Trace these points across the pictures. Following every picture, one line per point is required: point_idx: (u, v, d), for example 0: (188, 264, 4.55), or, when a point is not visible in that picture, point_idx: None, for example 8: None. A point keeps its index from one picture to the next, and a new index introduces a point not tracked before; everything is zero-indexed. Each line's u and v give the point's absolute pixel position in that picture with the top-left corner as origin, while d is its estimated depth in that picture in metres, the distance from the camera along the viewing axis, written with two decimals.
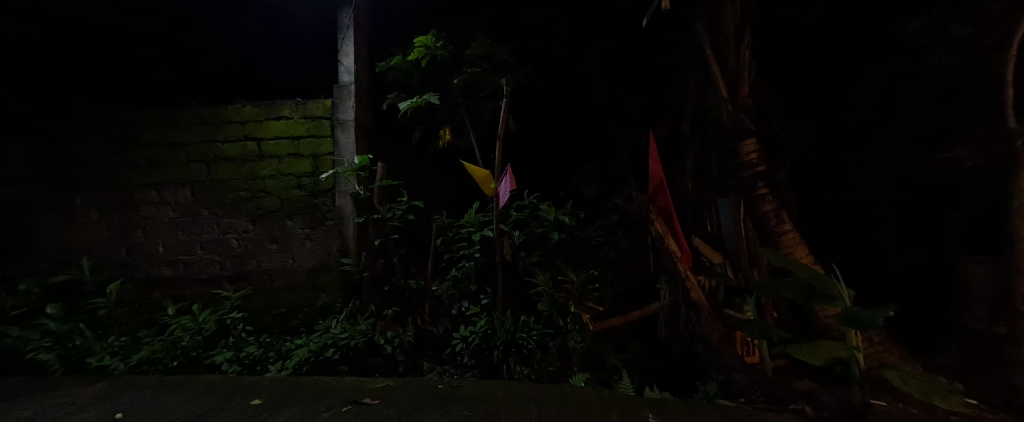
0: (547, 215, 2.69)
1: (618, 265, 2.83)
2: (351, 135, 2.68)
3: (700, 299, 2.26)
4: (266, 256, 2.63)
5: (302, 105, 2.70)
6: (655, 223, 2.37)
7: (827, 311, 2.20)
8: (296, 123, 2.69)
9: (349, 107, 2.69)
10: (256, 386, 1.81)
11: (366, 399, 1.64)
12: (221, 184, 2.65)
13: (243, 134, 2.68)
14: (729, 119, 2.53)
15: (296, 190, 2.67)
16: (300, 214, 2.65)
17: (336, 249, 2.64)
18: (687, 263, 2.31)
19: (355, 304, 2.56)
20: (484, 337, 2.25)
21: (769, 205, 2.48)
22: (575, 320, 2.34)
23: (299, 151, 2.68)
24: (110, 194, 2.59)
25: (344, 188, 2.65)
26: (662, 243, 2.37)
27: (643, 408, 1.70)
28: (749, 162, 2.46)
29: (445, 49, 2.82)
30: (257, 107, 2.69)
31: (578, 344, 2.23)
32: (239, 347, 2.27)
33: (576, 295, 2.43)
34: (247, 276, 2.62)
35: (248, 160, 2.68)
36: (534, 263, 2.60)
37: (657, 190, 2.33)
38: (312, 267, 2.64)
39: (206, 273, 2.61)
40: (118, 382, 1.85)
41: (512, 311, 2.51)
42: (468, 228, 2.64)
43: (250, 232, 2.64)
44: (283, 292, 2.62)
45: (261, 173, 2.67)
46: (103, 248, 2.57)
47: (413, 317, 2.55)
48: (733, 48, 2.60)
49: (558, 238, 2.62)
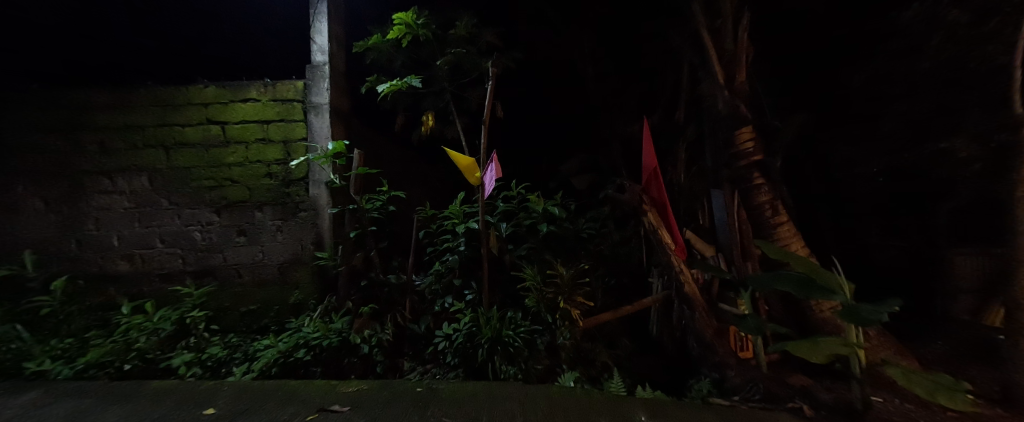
0: (536, 206, 2.55)
1: (609, 258, 2.70)
2: (325, 119, 2.49)
3: (694, 293, 2.17)
4: (232, 250, 2.44)
5: (271, 87, 2.49)
6: (649, 214, 2.23)
7: (823, 305, 2.09)
8: (264, 107, 2.49)
9: (323, 89, 2.50)
10: (213, 392, 1.64)
11: (335, 406, 1.49)
12: (183, 172, 2.44)
13: (206, 117, 2.46)
14: (726, 106, 2.43)
15: (266, 179, 2.47)
16: (271, 204, 2.46)
17: (310, 242, 2.47)
18: (681, 256, 2.21)
19: (330, 301, 2.38)
20: (469, 335, 2.12)
21: (765, 196, 2.41)
22: (564, 316, 2.24)
23: (268, 136, 2.48)
24: (58, 183, 2.36)
25: (319, 176, 2.47)
26: (656, 235, 2.25)
27: (636, 410, 1.60)
28: (744, 151, 2.37)
29: (427, 28, 2.63)
30: (221, 88, 2.47)
31: (567, 341, 2.16)
32: (201, 347, 2.10)
33: (565, 290, 2.30)
34: (213, 271, 2.43)
35: (212, 145, 2.46)
36: (521, 256, 2.49)
37: (651, 180, 2.23)
38: (283, 262, 2.45)
39: (167, 268, 2.40)
40: (57, 390, 1.66)
41: (499, 306, 2.39)
42: (452, 220, 2.47)
43: (215, 224, 2.44)
44: (252, 289, 2.43)
45: (227, 159, 2.47)
46: (48, 242, 2.34)
47: (393, 314, 2.38)
48: (730, 32, 2.49)
49: (547, 230, 2.48)
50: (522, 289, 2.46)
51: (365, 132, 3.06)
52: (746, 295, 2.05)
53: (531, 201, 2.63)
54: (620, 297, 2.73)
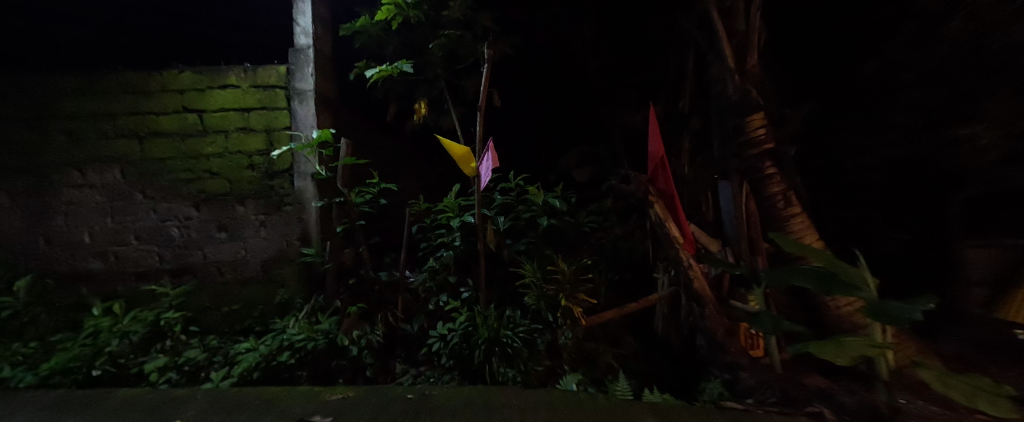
0: (535, 199, 2.42)
1: (613, 253, 2.56)
2: (310, 107, 2.34)
3: (703, 289, 2.03)
4: (213, 246, 2.29)
5: (251, 72, 2.33)
6: (656, 206, 2.10)
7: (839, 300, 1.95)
8: (244, 93, 2.33)
9: (307, 74, 2.34)
10: (184, 402, 1.51)
11: (316, 417, 1.36)
12: (158, 164, 2.28)
13: (182, 105, 2.30)
14: (736, 92, 2.28)
15: (247, 171, 2.32)
16: (253, 197, 2.32)
17: (296, 238, 2.32)
18: (689, 251, 2.08)
19: (317, 300, 2.24)
20: (464, 335, 2.01)
21: (777, 187, 2.26)
22: (565, 314, 2.08)
23: (249, 125, 2.32)
24: (23, 176, 2.20)
25: (304, 168, 2.32)
26: (663, 229, 2.12)
27: (644, 417, 1.48)
28: (756, 139, 2.23)
29: (418, 9, 2.46)
30: (198, 74, 2.31)
31: (570, 341, 2.04)
32: (178, 351, 1.96)
33: (566, 287, 2.15)
34: (192, 269, 2.28)
35: (189, 135, 2.31)
36: (520, 251, 2.35)
37: (657, 170, 2.09)
38: (267, 259, 2.31)
39: (143, 267, 2.25)
40: (14, 401, 1.52)
41: (495, 304, 2.27)
42: (446, 214, 2.31)
43: (194, 219, 2.29)
44: (234, 288, 2.29)
45: (206, 150, 2.31)
46: (14, 239, 2.18)
47: (383, 313, 2.24)
48: (742, 11, 2.33)
49: (547, 224, 2.35)
50: (522, 286, 2.33)
51: (353, 122, 2.89)
52: (759, 291, 1.93)
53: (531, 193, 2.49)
54: (624, 293, 2.60)
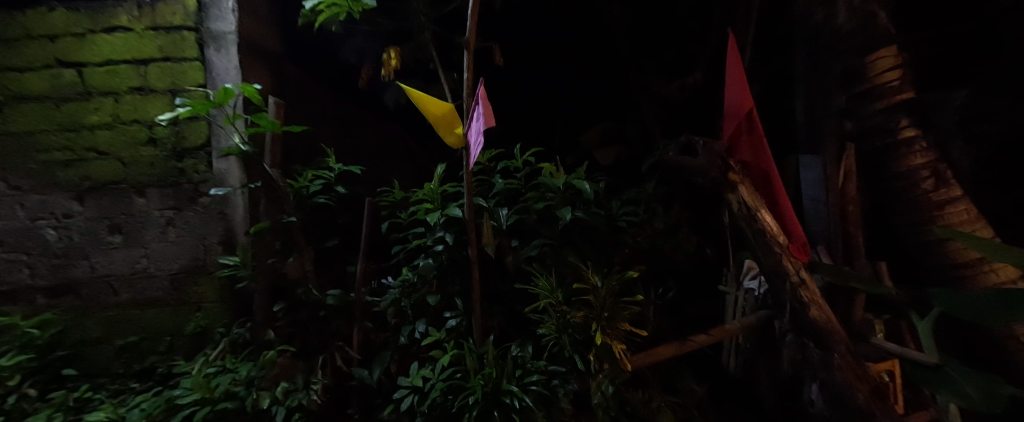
0: (553, 181, 1.71)
1: (659, 257, 1.82)
2: (231, 54, 1.65)
3: (831, 320, 1.23)
4: (103, 255, 1.65)
5: (149, 7, 1.65)
6: (740, 188, 1.38)
7: None
8: (140, 39, 1.65)
9: (225, 8, 1.65)
10: None
11: None
12: (22, 139, 1.63)
13: (54, 57, 1.64)
14: (853, 17, 1.37)
15: (147, 148, 1.66)
16: (156, 185, 1.66)
17: (217, 241, 1.67)
18: (801, 255, 1.33)
19: (239, 331, 1.60)
20: (447, 389, 1.33)
21: (921, 158, 1.31)
22: (602, 356, 1.37)
23: (149, 83, 1.66)
24: None
25: (226, 141, 1.65)
26: (756, 224, 1.35)
27: None
28: (885, 85, 1.33)
29: None
30: (73, 13, 1.64)
31: (608, 397, 1.33)
32: (24, 415, 1.33)
33: (600, 313, 1.41)
34: (75, 287, 1.65)
35: (64, 99, 1.65)
36: (531, 258, 1.62)
37: (739, 133, 1.39)
38: (178, 271, 1.66)
39: (7, 285, 1.62)
40: None
41: (494, 335, 1.58)
42: (423, 205, 1.60)
43: (74, 217, 1.64)
44: (135, 311, 1.66)
45: (90, 119, 1.65)
46: None
47: (332, 351, 1.55)
48: None
49: (572, 217, 1.61)
50: (534, 310, 1.61)
51: (299, 85, 2.16)
52: (926, 326, 1.11)
53: (545, 174, 1.79)
54: (678, 314, 1.85)
